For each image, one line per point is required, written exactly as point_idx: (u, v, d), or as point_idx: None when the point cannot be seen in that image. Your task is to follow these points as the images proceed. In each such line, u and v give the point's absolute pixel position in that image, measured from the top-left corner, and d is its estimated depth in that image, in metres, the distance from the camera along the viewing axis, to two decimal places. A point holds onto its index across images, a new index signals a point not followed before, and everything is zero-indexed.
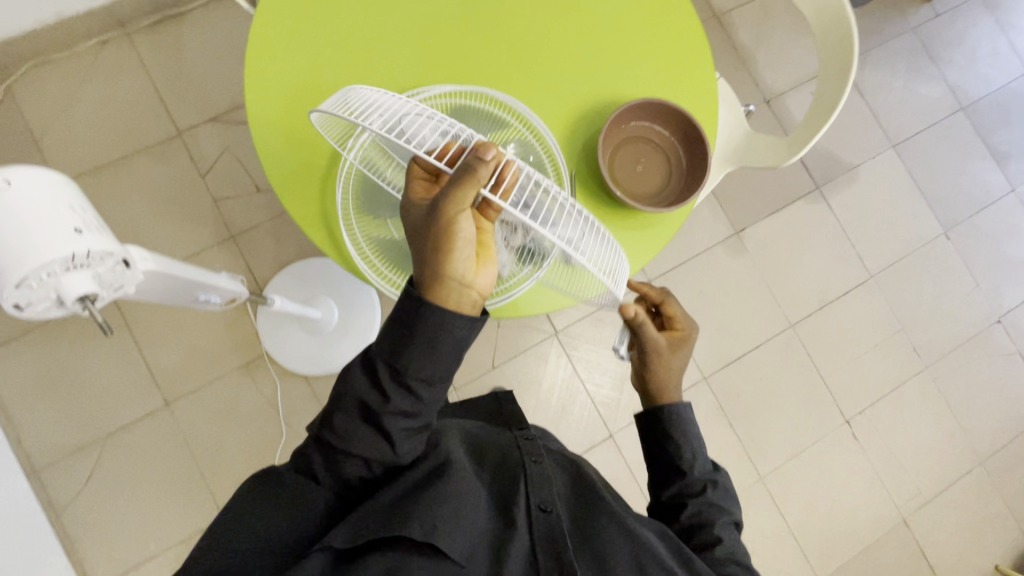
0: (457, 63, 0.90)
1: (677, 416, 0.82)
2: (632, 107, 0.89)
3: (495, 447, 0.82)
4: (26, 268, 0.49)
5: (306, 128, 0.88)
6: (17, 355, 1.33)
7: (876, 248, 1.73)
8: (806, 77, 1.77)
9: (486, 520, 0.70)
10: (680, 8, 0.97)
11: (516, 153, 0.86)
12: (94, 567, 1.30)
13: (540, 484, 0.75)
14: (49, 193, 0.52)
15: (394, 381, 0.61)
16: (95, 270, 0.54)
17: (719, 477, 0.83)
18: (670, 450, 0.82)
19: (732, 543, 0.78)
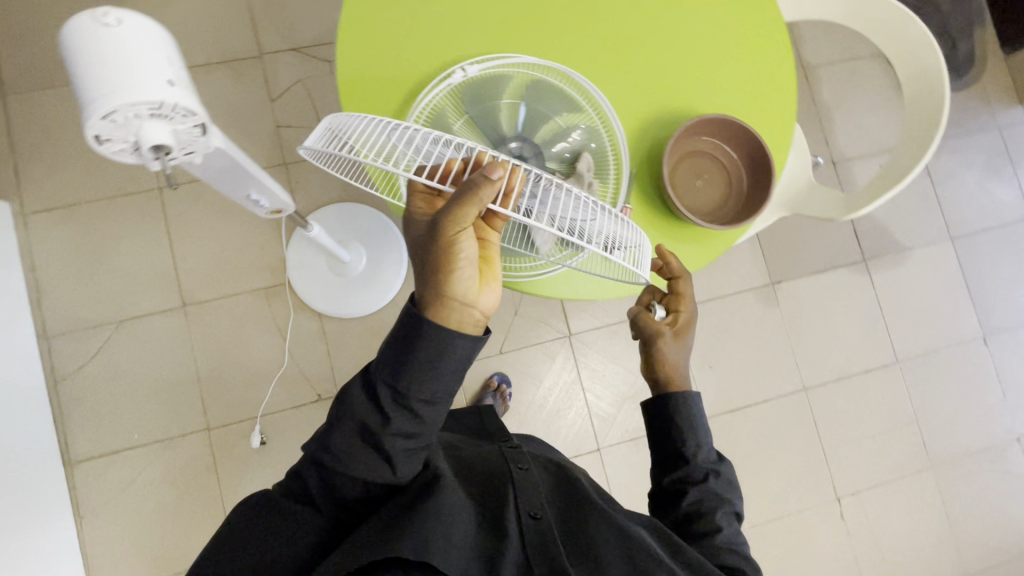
0: (549, 36, 0.90)
1: (686, 404, 0.80)
2: (707, 121, 0.88)
3: (475, 458, 0.80)
4: (116, 104, 0.50)
5: (387, 58, 0.87)
6: (59, 223, 1.38)
7: (909, 334, 1.68)
8: (879, 148, 1.74)
9: (477, 530, 0.67)
10: (778, 37, 0.96)
11: (580, 137, 0.87)
12: (75, 441, 1.33)
13: (529, 491, 0.72)
14: (153, 41, 0.52)
15: (392, 398, 0.63)
16: (175, 126, 0.55)
17: (723, 468, 0.80)
18: (675, 437, 0.79)
19: (732, 533, 0.75)
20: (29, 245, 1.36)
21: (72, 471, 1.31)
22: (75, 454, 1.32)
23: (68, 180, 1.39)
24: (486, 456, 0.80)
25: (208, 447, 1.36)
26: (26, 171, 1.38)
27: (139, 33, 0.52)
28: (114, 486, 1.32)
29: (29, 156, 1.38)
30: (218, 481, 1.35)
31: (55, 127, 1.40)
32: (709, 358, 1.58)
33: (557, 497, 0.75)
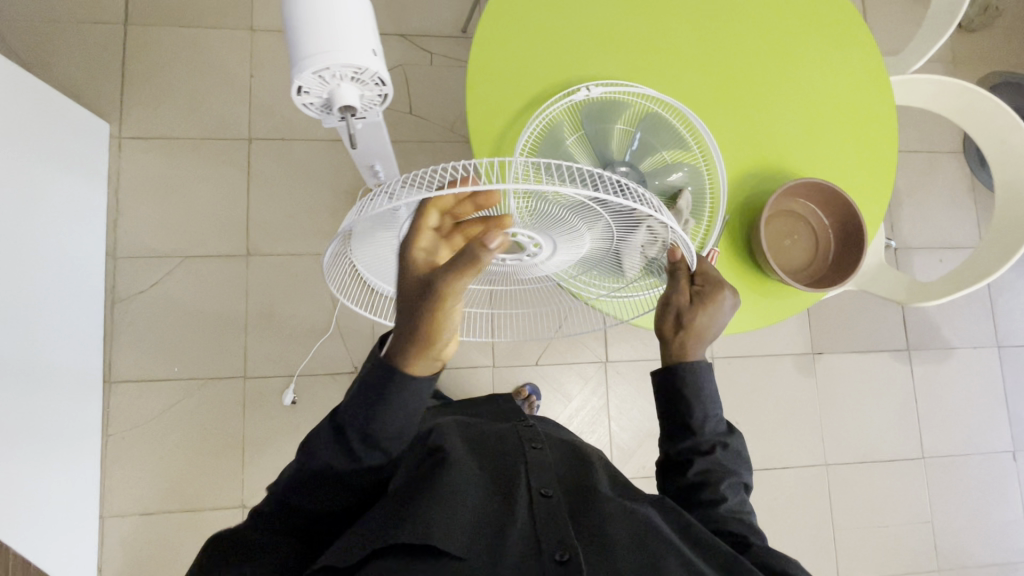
0: (670, 77, 0.95)
1: (698, 377, 0.77)
2: (813, 185, 0.89)
3: (491, 435, 0.84)
4: (331, 65, 0.69)
5: (516, 67, 0.92)
6: (149, 153, 1.43)
7: (940, 432, 1.66)
8: (946, 246, 1.74)
9: (485, 504, 0.72)
10: (879, 123, 1.01)
11: (684, 176, 0.90)
12: (119, 362, 1.37)
13: (538, 469, 0.77)
14: (365, 25, 0.73)
15: (361, 441, 0.60)
16: (362, 90, 0.75)
17: (733, 438, 0.78)
18: (685, 407, 0.77)
19: (737, 499, 0.77)
20: (117, 167, 1.42)
21: (110, 390, 1.36)
22: (116, 373, 1.36)
23: (167, 115, 1.45)
24: (497, 434, 0.84)
25: (240, 395, 1.39)
26: (131, 99, 1.44)
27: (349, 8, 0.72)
28: (145, 413, 1.36)
29: (137, 85, 1.45)
30: (243, 429, 1.38)
31: (166, 64, 1.47)
32: (737, 414, 1.57)
33: (569, 479, 0.80)
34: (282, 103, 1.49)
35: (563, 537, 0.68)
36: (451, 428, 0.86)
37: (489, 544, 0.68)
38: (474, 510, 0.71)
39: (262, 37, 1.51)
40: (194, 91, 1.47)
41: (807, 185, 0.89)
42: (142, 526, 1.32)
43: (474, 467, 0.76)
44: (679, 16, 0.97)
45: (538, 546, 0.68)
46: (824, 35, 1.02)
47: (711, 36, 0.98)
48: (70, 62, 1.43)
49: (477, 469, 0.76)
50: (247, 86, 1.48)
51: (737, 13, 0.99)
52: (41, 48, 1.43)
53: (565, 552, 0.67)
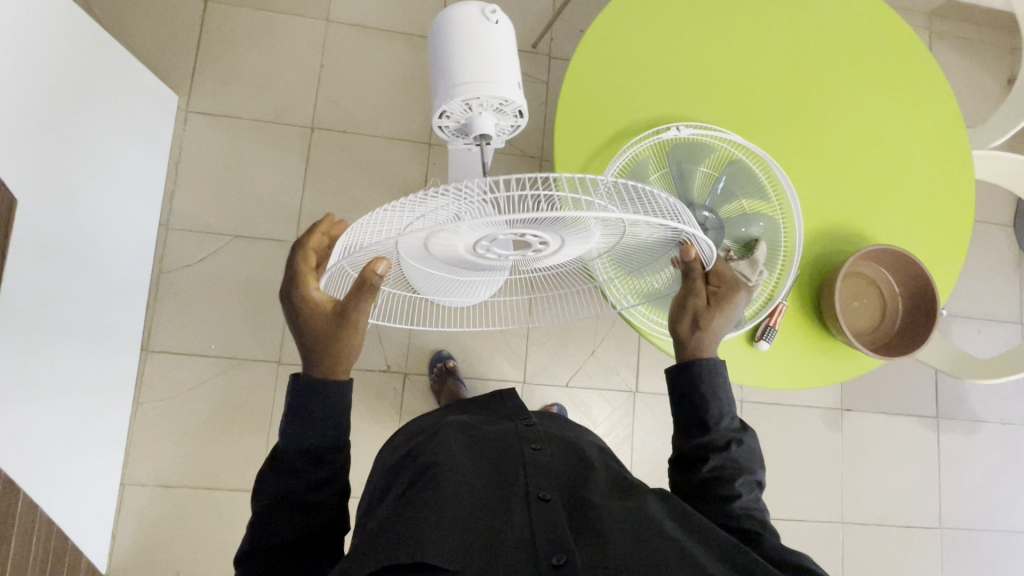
0: (755, 127, 0.96)
1: (712, 371, 0.74)
2: (892, 254, 0.89)
3: (490, 440, 0.77)
4: (476, 91, 0.70)
5: (605, 101, 0.93)
6: (213, 130, 1.45)
7: (961, 505, 1.63)
8: (984, 316, 1.69)
9: (482, 508, 0.64)
10: (960, 197, 1.00)
11: (761, 230, 0.90)
12: (158, 331, 1.38)
13: (540, 477, 0.69)
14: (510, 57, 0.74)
15: (306, 458, 0.66)
16: (501, 119, 0.74)
17: (747, 435, 0.73)
18: (699, 404, 0.73)
19: (752, 497, 0.70)
20: (180, 139, 1.44)
21: (145, 358, 1.37)
22: (153, 343, 1.37)
23: (234, 94, 1.47)
24: (501, 438, 0.77)
25: (272, 379, 1.40)
26: (201, 74, 1.46)
27: (506, 41, 0.75)
28: (177, 385, 1.37)
29: (209, 60, 1.47)
30: (271, 413, 1.39)
31: (240, 44, 1.48)
32: None
33: (570, 479, 0.71)
34: (348, 97, 1.51)
35: (560, 541, 0.59)
36: (451, 432, 0.79)
37: (481, 553, 0.58)
38: (474, 515, 0.63)
39: (335, 29, 1.53)
40: (263, 73, 1.48)
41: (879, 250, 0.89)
42: (160, 498, 1.32)
43: (473, 472, 0.70)
44: (772, 67, 0.98)
45: (531, 552, 0.58)
46: (913, 102, 1.01)
47: (801, 91, 0.98)
48: (148, 31, 1.46)
49: (475, 478, 0.69)
50: (316, 76, 1.50)
51: (830, 70, 0.99)
52: (121, 14, 1.45)
53: (563, 555, 0.57)
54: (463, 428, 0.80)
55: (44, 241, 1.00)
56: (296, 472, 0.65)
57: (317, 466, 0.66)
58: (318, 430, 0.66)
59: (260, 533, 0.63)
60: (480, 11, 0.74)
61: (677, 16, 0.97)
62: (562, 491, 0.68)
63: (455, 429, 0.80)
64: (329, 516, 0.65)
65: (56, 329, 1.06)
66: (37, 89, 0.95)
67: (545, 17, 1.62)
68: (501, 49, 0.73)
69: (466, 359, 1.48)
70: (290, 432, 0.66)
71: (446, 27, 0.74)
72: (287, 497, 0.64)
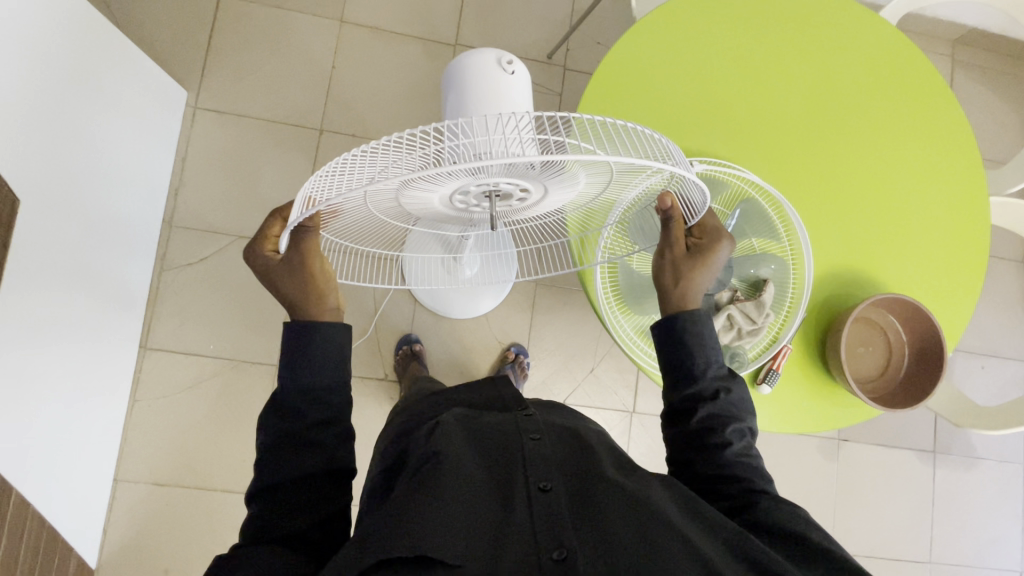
0: (771, 160, 0.95)
1: (698, 324, 0.72)
2: (903, 304, 0.88)
3: (489, 425, 0.72)
4: None
5: None
6: (221, 127, 1.44)
7: (952, 540, 1.63)
8: (987, 350, 1.67)
9: (483, 497, 0.60)
10: (977, 242, 0.99)
11: (771, 273, 0.90)
12: (157, 329, 1.38)
13: (538, 461, 0.65)
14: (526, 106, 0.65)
15: (307, 398, 0.66)
16: None
17: (735, 385, 0.71)
18: (686, 355, 0.71)
19: (743, 445, 0.68)
20: (187, 136, 1.43)
21: (143, 355, 1.37)
22: (152, 340, 1.37)
23: (244, 92, 1.46)
24: (500, 422, 0.72)
25: (270, 382, 1.40)
26: (212, 70, 1.45)
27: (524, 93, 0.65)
28: (174, 384, 1.37)
29: (220, 57, 1.46)
30: None
31: (252, 41, 1.47)
32: None
33: (571, 459, 0.67)
34: (358, 100, 1.50)
35: (558, 533, 0.56)
36: (449, 419, 0.74)
37: (486, 551, 0.55)
38: (474, 506, 0.59)
39: (349, 30, 1.51)
40: (274, 72, 1.47)
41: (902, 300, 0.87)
42: (153, 494, 1.33)
43: (474, 460, 0.65)
44: (789, 99, 0.96)
45: (532, 545, 0.55)
46: (933, 135, 0.99)
47: (822, 125, 0.97)
48: (159, 26, 1.44)
49: (476, 467, 0.64)
50: (327, 77, 1.49)
51: (852, 105, 0.98)
52: (134, 6, 1.44)
53: (563, 551, 0.55)
54: (461, 415, 0.76)
55: (47, 240, 0.99)
56: (295, 412, 0.65)
57: (320, 407, 0.66)
58: (322, 372, 0.67)
59: (263, 472, 0.63)
60: (493, 55, 0.64)
61: (701, 43, 0.96)
62: (563, 474, 0.64)
63: (454, 413, 0.76)
64: (333, 458, 0.64)
65: (55, 327, 1.05)
66: (43, 86, 0.93)
67: (562, 27, 1.59)
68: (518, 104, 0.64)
69: (465, 370, 1.48)
70: (292, 376, 0.67)
71: (454, 74, 0.65)
72: (291, 436, 0.64)
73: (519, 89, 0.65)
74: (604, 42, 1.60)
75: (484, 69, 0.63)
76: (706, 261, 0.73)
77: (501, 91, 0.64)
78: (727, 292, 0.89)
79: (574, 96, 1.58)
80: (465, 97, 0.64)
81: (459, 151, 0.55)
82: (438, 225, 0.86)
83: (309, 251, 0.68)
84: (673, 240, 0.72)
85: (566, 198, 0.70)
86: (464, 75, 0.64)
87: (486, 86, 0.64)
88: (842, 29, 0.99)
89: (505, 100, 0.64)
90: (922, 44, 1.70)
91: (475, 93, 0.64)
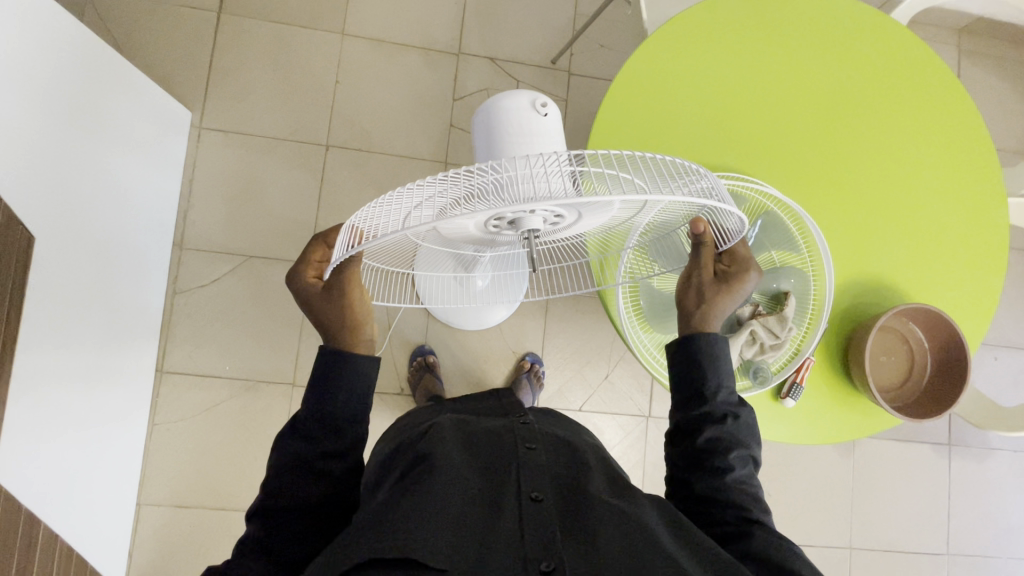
0: (782, 172, 0.98)
1: (713, 345, 0.71)
2: (925, 312, 0.92)
3: (483, 433, 0.73)
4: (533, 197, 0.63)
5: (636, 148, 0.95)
6: (227, 147, 1.44)
7: (969, 531, 1.64)
8: (1003, 342, 1.59)
9: (474, 507, 0.61)
10: (991, 240, 1.01)
11: (792, 286, 0.92)
12: (172, 351, 1.38)
13: (533, 472, 0.65)
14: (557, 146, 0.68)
15: (324, 431, 0.64)
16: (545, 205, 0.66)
17: (743, 410, 0.70)
18: (698, 371, 0.70)
19: (744, 473, 0.67)
20: (194, 157, 1.42)
21: (160, 379, 1.37)
22: (168, 363, 1.38)
23: (249, 110, 1.45)
24: (495, 431, 0.73)
25: (287, 401, 1.40)
26: (216, 89, 1.44)
27: (555, 134, 0.68)
28: (192, 407, 1.37)
29: (223, 76, 1.45)
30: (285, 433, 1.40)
31: (254, 58, 1.46)
32: (770, 485, 1.56)
33: (565, 474, 0.68)
34: (363, 114, 1.49)
35: (548, 544, 0.56)
36: (445, 426, 0.75)
37: (473, 556, 0.55)
38: (462, 515, 0.59)
39: (351, 43, 1.50)
40: (278, 89, 1.46)
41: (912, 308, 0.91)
42: (175, 517, 1.34)
43: (469, 471, 0.65)
44: (802, 114, 0.99)
45: (518, 554, 0.55)
46: (946, 149, 1.02)
47: (832, 134, 1.00)
48: (162, 47, 1.43)
49: (470, 476, 0.65)
50: (331, 92, 1.48)
51: (860, 113, 1.00)
52: (135, 28, 1.43)
53: (550, 561, 0.55)
54: (457, 421, 0.78)
55: (62, 275, 0.99)
56: (310, 440, 0.64)
57: (336, 437, 0.64)
58: (340, 403, 0.65)
59: (268, 493, 0.62)
60: (527, 97, 0.67)
61: (712, 59, 0.98)
62: (555, 487, 0.65)
63: (449, 423, 0.77)
64: (340, 489, 0.64)
65: (73, 360, 1.05)
66: (48, 119, 0.92)
67: (565, 32, 1.58)
68: (549, 146, 0.67)
69: (481, 381, 1.48)
70: (312, 406, 0.65)
71: (486, 114, 0.67)
72: (302, 463, 0.63)
73: (551, 131, 0.67)
74: (608, 45, 1.59)
75: (517, 111, 0.66)
76: (730, 290, 0.72)
77: (533, 132, 0.66)
78: (749, 307, 0.92)
79: (580, 101, 1.56)
80: (497, 138, 0.67)
81: (489, 185, 0.54)
82: (454, 246, 0.81)
83: (346, 279, 0.65)
84: (700, 263, 0.71)
85: (599, 223, 0.69)
86: (497, 116, 0.66)
87: (520, 129, 0.66)
88: (859, 45, 1.01)
89: (537, 141, 0.66)
90: (927, 35, 1.68)
91: (507, 135, 0.66)
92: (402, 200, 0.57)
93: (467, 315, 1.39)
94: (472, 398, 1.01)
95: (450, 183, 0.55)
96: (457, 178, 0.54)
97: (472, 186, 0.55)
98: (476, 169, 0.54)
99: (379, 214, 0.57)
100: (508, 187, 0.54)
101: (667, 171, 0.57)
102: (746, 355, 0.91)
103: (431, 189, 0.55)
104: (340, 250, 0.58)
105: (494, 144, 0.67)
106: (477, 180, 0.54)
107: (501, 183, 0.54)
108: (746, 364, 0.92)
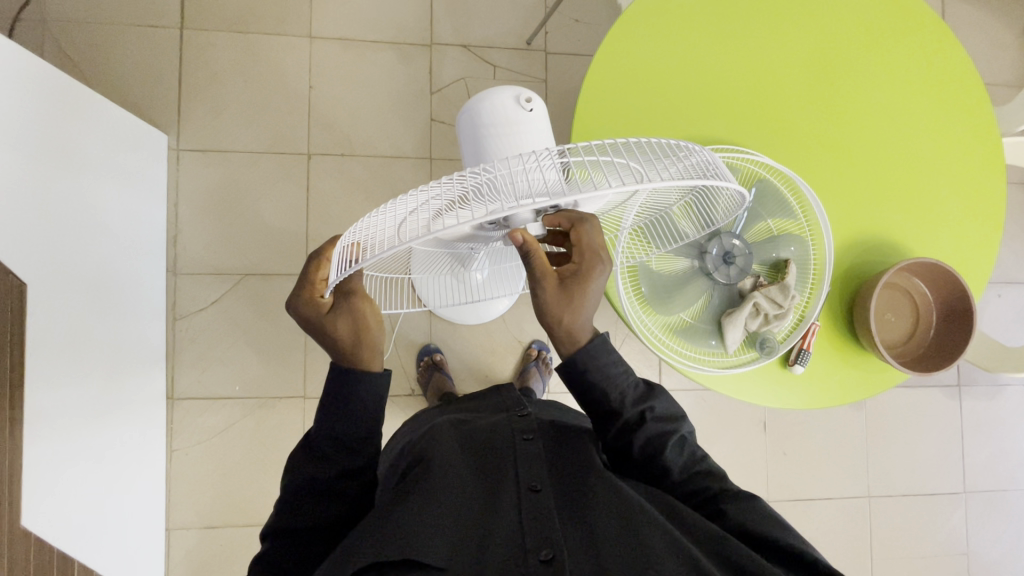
0: (775, 131, 0.96)
1: (595, 358, 0.67)
2: (929, 265, 0.93)
3: (483, 433, 0.73)
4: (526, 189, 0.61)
5: (622, 125, 0.93)
6: (208, 167, 1.42)
7: (983, 468, 1.66)
8: (1004, 279, 1.59)
9: (473, 501, 0.61)
10: (990, 180, 1.00)
11: (791, 254, 0.92)
12: (180, 376, 1.38)
13: (530, 465, 0.65)
14: (543, 137, 0.67)
15: (338, 451, 0.65)
16: None
17: (655, 399, 0.70)
18: (597, 389, 0.68)
19: (686, 456, 0.69)
20: (175, 180, 1.40)
21: (173, 406, 1.38)
22: (178, 391, 1.38)
23: (225, 127, 1.42)
24: (494, 426, 0.74)
25: (301, 413, 1.41)
26: (189, 110, 1.41)
27: (543, 129, 0.67)
28: (208, 430, 1.39)
29: (195, 94, 1.42)
30: None
31: (223, 73, 1.43)
32: (783, 445, 1.58)
33: (563, 461, 0.68)
34: (341, 117, 1.46)
35: (548, 533, 0.57)
36: (444, 429, 0.76)
37: (470, 548, 0.56)
38: (458, 513, 0.60)
39: (320, 46, 1.46)
40: (251, 101, 1.44)
41: (949, 274, 0.92)
42: (206, 536, 1.36)
43: (465, 468, 0.66)
44: (790, 73, 0.97)
45: (518, 543, 0.56)
46: (940, 95, 1.00)
47: (823, 87, 0.98)
48: (128, 70, 1.40)
49: (466, 471, 0.65)
50: (306, 98, 1.45)
51: (850, 61, 0.98)
52: (97, 55, 1.40)
53: (551, 550, 0.55)
54: (454, 423, 0.78)
55: (62, 317, 0.99)
56: (324, 460, 0.65)
57: (349, 455, 0.65)
58: (351, 422, 0.65)
59: (284, 517, 0.65)
60: (511, 93, 0.66)
61: (695, 17, 0.95)
62: (553, 477, 0.65)
63: (446, 423, 0.77)
64: (356, 501, 0.66)
65: (85, 397, 1.06)
66: (30, 168, 0.92)
67: (537, 10, 1.54)
68: (537, 142, 0.66)
69: (489, 372, 1.49)
70: (324, 424, 0.65)
71: (471, 113, 0.66)
72: (313, 483, 0.64)
73: (536, 125, 0.66)
74: (582, 19, 1.55)
75: (501, 108, 0.65)
76: (587, 287, 0.61)
77: (519, 129, 0.66)
78: (749, 279, 0.93)
79: (560, 81, 1.53)
80: (482, 138, 0.67)
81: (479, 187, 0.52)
82: (448, 246, 0.80)
83: (356, 295, 0.63)
84: (535, 275, 0.61)
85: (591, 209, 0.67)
86: (481, 117, 0.66)
87: (507, 126, 0.65)
88: None
89: (523, 138, 0.66)
90: None
91: (494, 136, 0.66)
92: (396, 208, 0.55)
93: (469, 314, 1.37)
94: (467, 397, 1.00)
95: (443, 187, 0.53)
96: (450, 182, 0.53)
97: (464, 189, 0.53)
98: (466, 171, 0.53)
99: (374, 224, 0.56)
100: (502, 186, 0.53)
101: (656, 155, 0.55)
102: (750, 328, 0.92)
103: (423, 194, 0.54)
104: (340, 267, 0.56)
105: (481, 143, 0.67)
106: (468, 182, 0.53)
107: (493, 183, 0.53)
108: (750, 335, 0.93)
